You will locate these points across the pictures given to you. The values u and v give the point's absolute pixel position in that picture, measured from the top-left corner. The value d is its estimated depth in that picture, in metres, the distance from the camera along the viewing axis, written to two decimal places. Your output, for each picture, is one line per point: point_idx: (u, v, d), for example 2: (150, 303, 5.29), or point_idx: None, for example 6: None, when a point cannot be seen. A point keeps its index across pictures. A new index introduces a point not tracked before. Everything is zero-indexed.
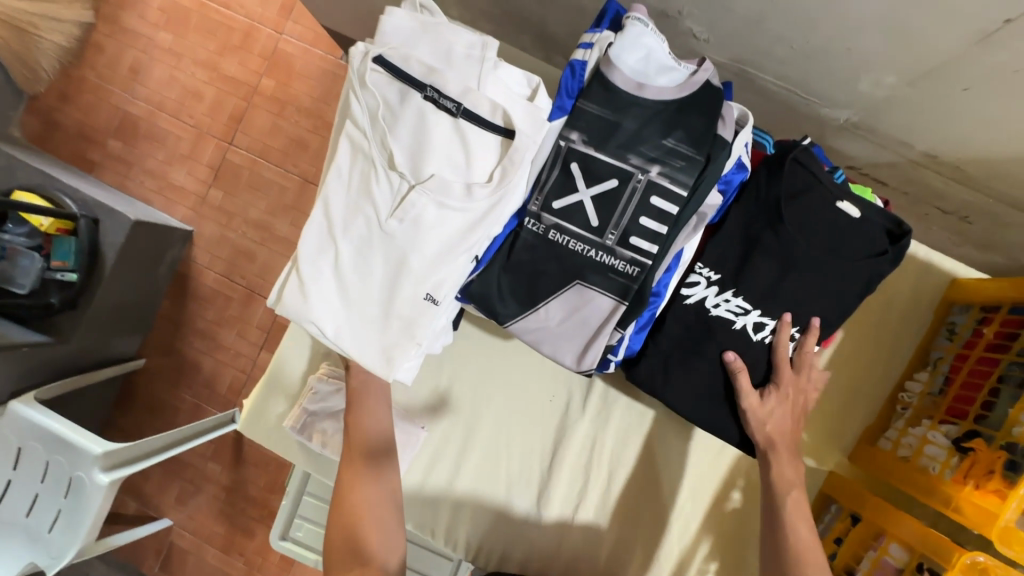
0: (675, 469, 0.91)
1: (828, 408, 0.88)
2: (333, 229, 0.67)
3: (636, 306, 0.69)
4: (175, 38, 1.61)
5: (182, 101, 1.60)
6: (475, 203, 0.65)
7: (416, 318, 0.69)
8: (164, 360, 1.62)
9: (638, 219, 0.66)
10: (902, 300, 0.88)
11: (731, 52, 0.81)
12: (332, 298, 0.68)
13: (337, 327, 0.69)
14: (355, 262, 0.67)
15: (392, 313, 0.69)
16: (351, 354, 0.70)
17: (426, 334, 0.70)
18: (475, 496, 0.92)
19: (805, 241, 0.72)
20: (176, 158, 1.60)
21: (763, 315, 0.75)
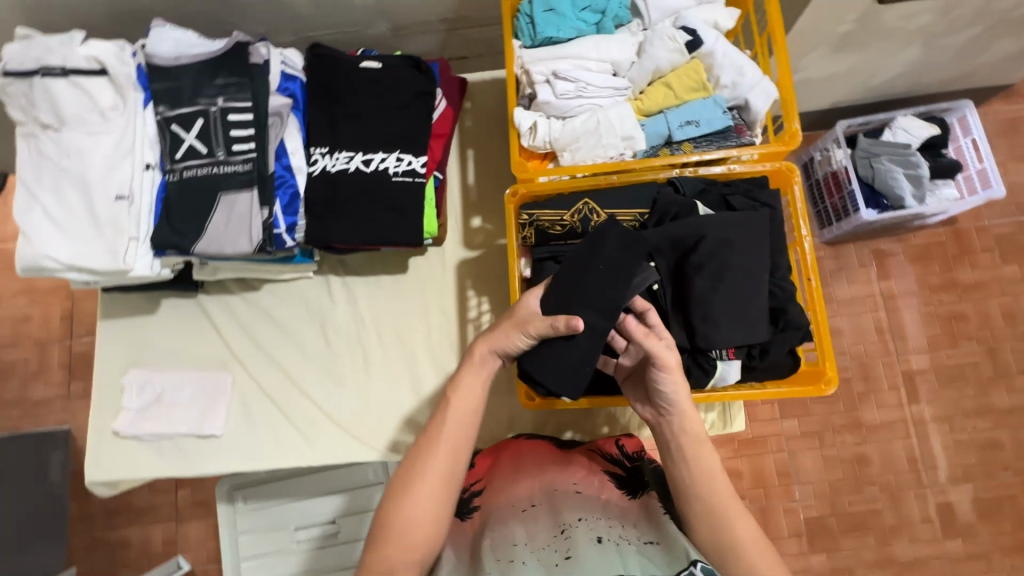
0: (421, 297, 1.15)
1: (491, 198, 1.18)
2: (30, 188, 0.93)
3: (265, 186, 0.97)
4: (20, 282, 2.05)
5: (44, 326, 2.03)
6: (113, 123, 0.94)
7: (117, 214, 0.93)
8: (111, 538, 1.94)
9: (230, 133, 0.96)
10: (498, 108, 1.21)
11: (291, 29, 1.16)
12: (51, 236, 0.92)
13: (68, 252, 0.93)
14: (55, 201, 0.93)
15: (100, 221, 0.93)
16: (86, 265, 0.93)
17: (133, 224, 0.94)
18: (288, 405, 1.12)
19: (361, 97, 1.05)
20: (59, 369, 2.02)
21: (366, 154, 1.04)
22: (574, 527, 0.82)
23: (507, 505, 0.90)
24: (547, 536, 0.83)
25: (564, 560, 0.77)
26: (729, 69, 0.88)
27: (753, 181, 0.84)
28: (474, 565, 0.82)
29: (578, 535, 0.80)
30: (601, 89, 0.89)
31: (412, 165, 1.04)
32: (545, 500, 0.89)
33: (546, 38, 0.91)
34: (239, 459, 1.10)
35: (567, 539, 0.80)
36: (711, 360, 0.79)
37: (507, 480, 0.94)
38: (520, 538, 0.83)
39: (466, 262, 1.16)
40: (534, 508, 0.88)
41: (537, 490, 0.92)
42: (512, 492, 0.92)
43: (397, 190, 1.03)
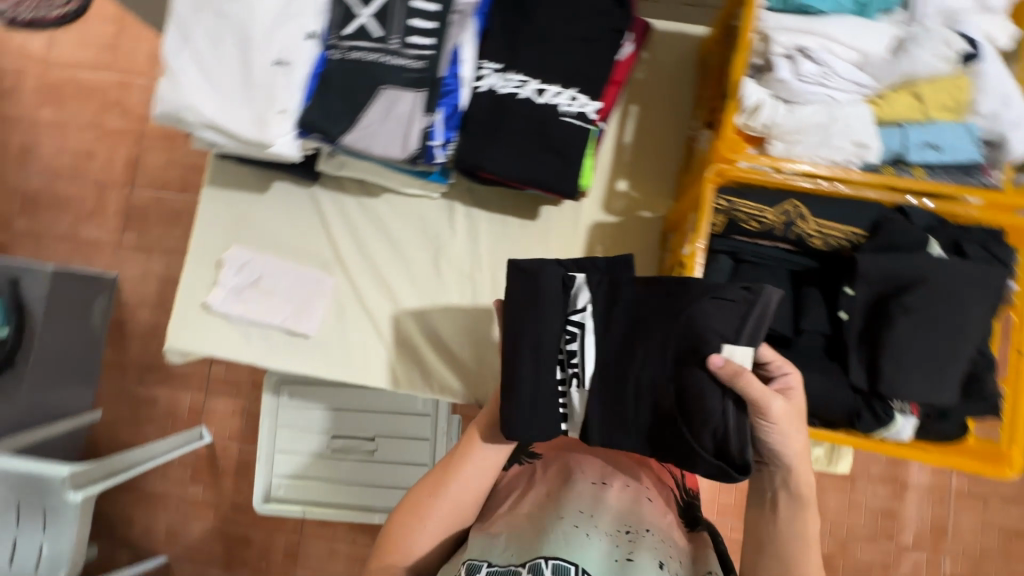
0: (544, 250, 1.07)
1: (643, 164, 1.09)
2: (185, 28, 0.83)
3: (434, 91, 0.87)
4: (79, 114, 1.97)
5: (97, 165, 1.97)
6: None
7: (273, 80, 0.84)
8: (131, 397, 1.95)
9: (411, 21, 0.85)
10: (677, 66, 1.09)
11: None
12: (196, 86, 0.83)
13: (210, 108, 0.83)
14: (209, 49, 0.83)
15: (253, 83, 0.83)
16: (227, 127, 0.84)
17: (285, 95, 0.84)
18: (382, 324, 1.07)
19: (549, 16, 0.93)
20: (104, 214, 1.96)
21: (540, 83, 0.93)
22: (641, 535, 0.76)
23: (572, 477, 0.85)
24: (611, 525, 0.76)
25: (625, 560, 0.71)
26: (994, 96, 0.76)
27: (985, 232, 0.77)
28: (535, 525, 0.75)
29: (644, 546, 0.74)
30: (844, 81, 0.78)
31: (585, 108, 0.93)
32: (619, 489, 0.83)
33: (800, 5, 0.78)
34: (323, 365, 1.06)
35: (629, 540, 0.74)
36: (890, 411, 0.73)
37: (578, 452, 0.90)
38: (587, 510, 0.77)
39: (600, 225, 1.08)
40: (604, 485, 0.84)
41: (608, 469, 0.87)
42: (577, 467, 0.88)
43: (564, 131, 0.93)
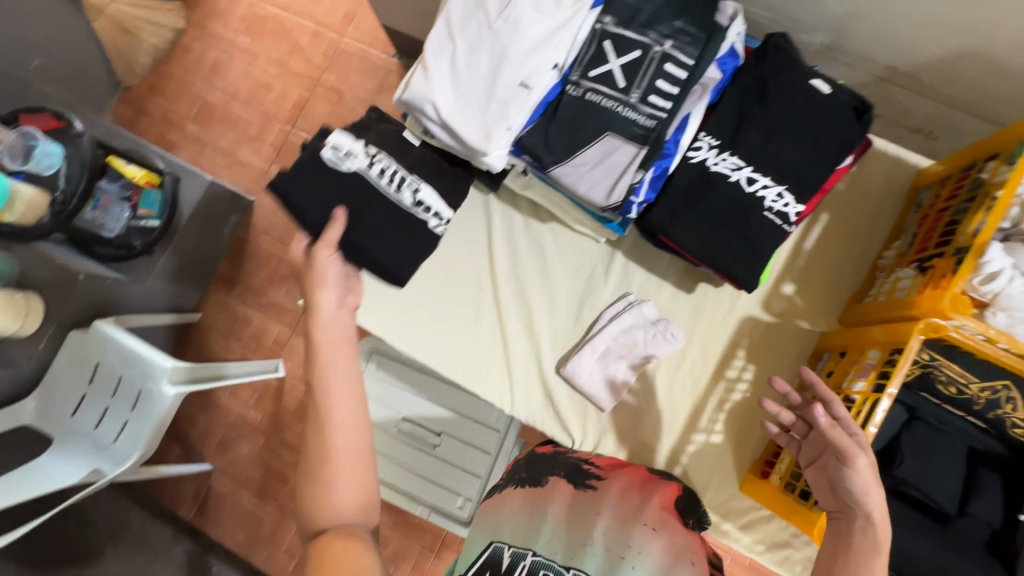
0: (689, 321, 1.06)
1: (816, 275, 1.05)
2: (452, 27, 0.88)
3: (654, 151, 0.88)
4: (252, 41, 2.05)
5: (254, 92, 2.04)
6: (561, 10, 0.87)
7: (512, 100, 0.88)
8: (213, 315, 1.98)
9: (656, 81, 0.87)
10: (882, 188, 1.05)
11: None
12: (442, 84, 0.88)
13: (448, 108, 0.88)
14: (466, 53, 0.88)
15: (493, 97, 0.88)
16: (456, 130, 0.89)
17: (518, 115, 0.88)
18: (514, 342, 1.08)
19: (786, 108, 0.91)
20: (244, 138, 2.03)
21: (753, 172, 0.92)
22: None
23: (628, 513, 0.81)
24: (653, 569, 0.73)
25: None
26: None
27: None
28: (574, 538, 0.76)
29: None
30: None
31: (788, 208, 0.92)
32: (670, 539, 0.77)
33: None
34: (441, 360, 1.08)
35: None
36: None
37: (644, 496, 0.86)
38: (638, 544, 0.75)
39: (754, 320, 1.05)
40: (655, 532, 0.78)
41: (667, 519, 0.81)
42: (638, 507, 0.82)
43: (760, 225, 0.92)
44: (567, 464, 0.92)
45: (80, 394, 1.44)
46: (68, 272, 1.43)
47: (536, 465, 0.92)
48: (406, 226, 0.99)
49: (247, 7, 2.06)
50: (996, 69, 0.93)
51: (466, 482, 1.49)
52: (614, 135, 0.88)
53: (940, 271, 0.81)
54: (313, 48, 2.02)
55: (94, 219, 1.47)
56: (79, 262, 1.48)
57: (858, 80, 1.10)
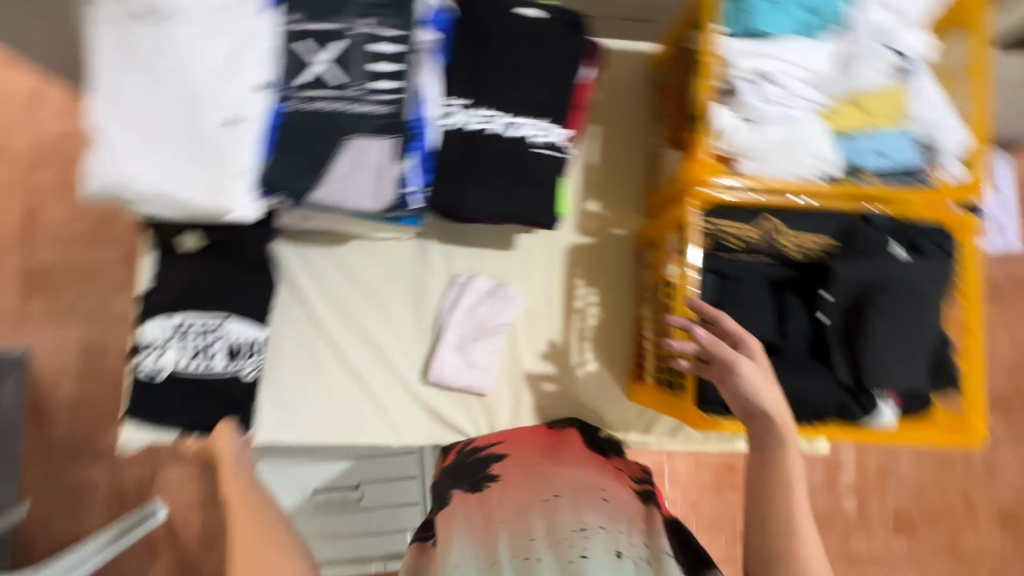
0: (523, 276, 1.06)
1: (611, 183, 1.09)
2: (113, 89, 0.74)
3: (402, 136, 0.83)
4: None
5: None
6: (229, 28, 0.76)
7: (225, 143, 0.77)
8: None
9: (369, 66, 0.81)
10: (630, 83, 1.11)
11: None
12: (136, 158, 0.75)
13: (157, 180, 0.76)
14: (145, 113, 0.75)
15: (203, 149, 0.76)
16: (180, 200, 0.77)
17: (241, 156, 0.78)
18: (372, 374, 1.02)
19: (509, 44, 0.91)
20: None
21: (507, 116, 0.92)
22: (593, 533, 0.77)
23: (533, 491, 0.85)
24: (569, 528, 0.78)
25: (579, 558, 0.72)
26: (932, 106, 0.83)
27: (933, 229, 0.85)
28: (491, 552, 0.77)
29: (597, 543, 0.75)
30: (801, 99, 0.82)
31: (552, 137, 0.95)
32: (571, 498, 0.83)
33: (754, 31, 0.83)
34: (306, 429, 0.99)
35: (584, 539, 0.75)
36: (872, 400, 0.80)
37: (541, 466, 0.91)
38: (540, 528, 0.79)
39: (576, 248, 1.08)
40: (557, 499, 0.83)
41: (563, 482, 0.86)
42: (542, 482, 0.87)
43: (535, 163, 0.94)
44: (466, 469, 0.94)
45: None
46: None
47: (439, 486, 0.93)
48: (228, 385, 0.95)
49: None
50: None
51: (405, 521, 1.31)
52: (355, 136, 0.81)
53: (690, 144, 0.87)
54: None
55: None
56: None
57: None
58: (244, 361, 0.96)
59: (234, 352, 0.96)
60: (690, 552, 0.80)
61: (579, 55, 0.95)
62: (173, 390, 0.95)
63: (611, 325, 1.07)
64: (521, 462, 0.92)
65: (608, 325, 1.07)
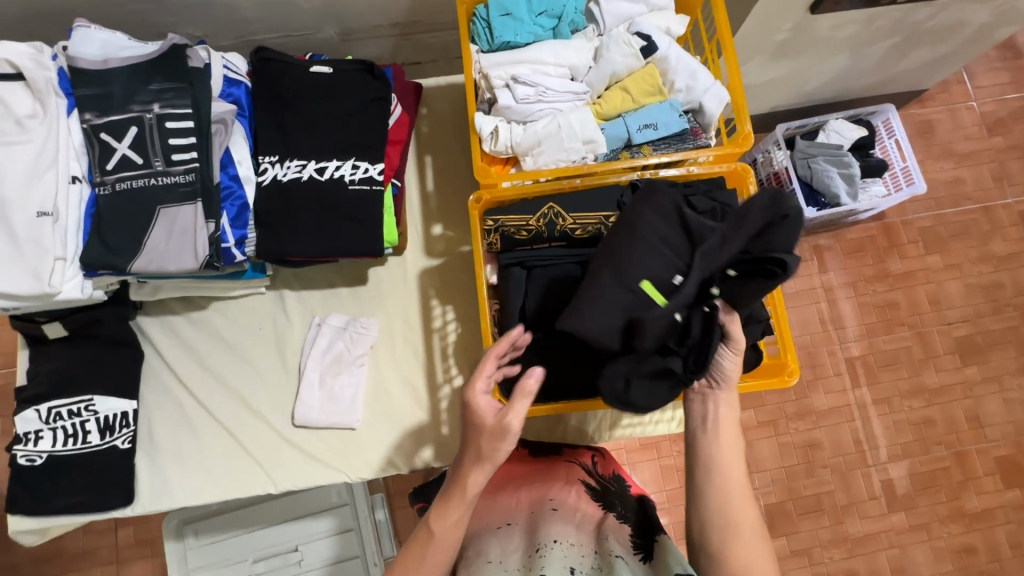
0: (378, 306, 1.10)
1: (451, 206, 1.16)
2: None
3: (209, 198, 0.91)
4: None
5: None
6: (32, 132, 0.85)
7: (39, 233, 0.84)
8: None
9: (168, 141, 0.89)
10: (455, 112, 1.19)
11: (232, 33, 1.11)
12: None
13: None
14: None
15: (19, 241, 0.84)
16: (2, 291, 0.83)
17: (56, 242, 0.85)
18: (245, 427, 1.05)
19: (308, 101, 1.00)
20: None
21: (319, 162, 0.99)
22: (549, 549, 0.85)
23: (484, 524, 0.95)
24: (520, 558, 0.87)
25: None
26: (683, 73, 0.90)
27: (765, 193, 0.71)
28: None
29: (552, 558, 0.83)
30: (560, 94, 0.89)
31: (369, 172, 1.00)
32: (520, 521, 0.94)
33: (504, 43, 0.89)
34: (185, 494, 1.02)
35: (541, 559, 0.84)
36: None
37: (488, 499, 0.99)
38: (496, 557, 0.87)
39: (428, 271, 1.13)
40: (508, 527, 0.93)
41: (513, 507, 0.97)
42: (493, 509, 0.97)
43: (355, 199, 0.99)
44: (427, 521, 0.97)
45: None
46: None
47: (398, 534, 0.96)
48: (101, 460, 0.99)
49: None
50: None
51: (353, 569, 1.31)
52: (164, 205, 0.89)
53: None
54: None
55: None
56: None
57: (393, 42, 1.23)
58: (117, 434, 1.00)
59: (106, 426, 1.00)
60: (647, 529, 0.90)
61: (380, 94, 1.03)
62: (50, 475, 0.98)
63: (471, 338, 1.09)
64: (467, 507, 0.98)
65: (469, 339, 1.09)
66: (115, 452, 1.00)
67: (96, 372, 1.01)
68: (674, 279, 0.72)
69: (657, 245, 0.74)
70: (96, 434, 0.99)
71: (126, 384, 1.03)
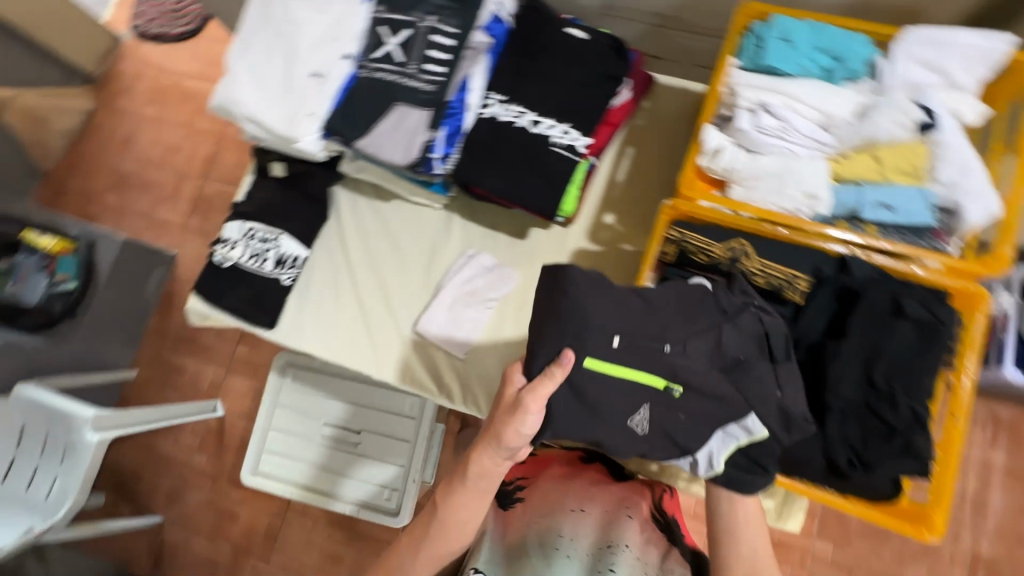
0: (528, 263, 1.15)
1: (632, 201, 1.16)
2: (249, 41, 1.02)
3: (438, 111, 1.00)
4: (157, 108, 2.21)
5: (164, 155, 2.19)
6: (335, 9, 1.01)
7: (308, 90, 1.00)
8: (153, 368, 2.12)
9: (429, 52, 1.00)
10: (674, 117, 1.18)
11: None
12: (245, 87, 1.00)
13: (254, 106, 1.00)
14: (263, 59, 1.01)
15: (291, 91, 1.00)
16: (264, 125, 1.00)
17: (318, 103, 1.01)
18: (378, 310, 1.16)
19: (551, 58, 1.05)
20: (161, 197, 2.17)
21: (537, 116, 1.04)
22: (620, 549, 0.91)
23: (558, 504, 0.98)
24: (592, 544, 0.93)
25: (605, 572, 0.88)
26: (953, 164, 0.79)
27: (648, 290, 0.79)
28: (513, 545, 0.93)
29: (622, 561, 0.89)
30: (803, 137, 0.84)
31: (574, 141, 1.03)
32: (593, 513, 0.97)
33: (767, 69, 0.85)
34: (310, 342, 1.16)
35: (611, 556, 0.90)
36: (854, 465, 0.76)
37: (562, 484, 1.02)
38: (569, 534, 0.93)
39: (584, 251, 1.15)
40: (581, 513, 0.97)
41: (586, 497, 0.99)
42: (566, 491, 1.00)
43: (553, 160, 1.03)
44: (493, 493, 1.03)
45: (9, 459, 1.48)
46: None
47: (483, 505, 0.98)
48: (265, 285, 1.17)
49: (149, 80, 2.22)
50: None
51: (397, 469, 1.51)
52: (402, 103, 1.00)
53: None
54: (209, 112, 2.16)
55: (16, 290, 1.66)
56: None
57: (644, 31, 1.25)
58: (284, 271, 1.18)
59: (279, 261, 1.18)
60: None
61: (615, 76, 1.05)
62: (230, 279, 1.19)
63: None
64: (539, 483, 1.03)
65: None
66: (276, 284, 1.17)
67: (291, 215, 1.19)
68: (614, 341, 0.72)
69: (585, 323, 0.73)
70: (271, 263, 1.18)
71: (306, 235, 1.19)
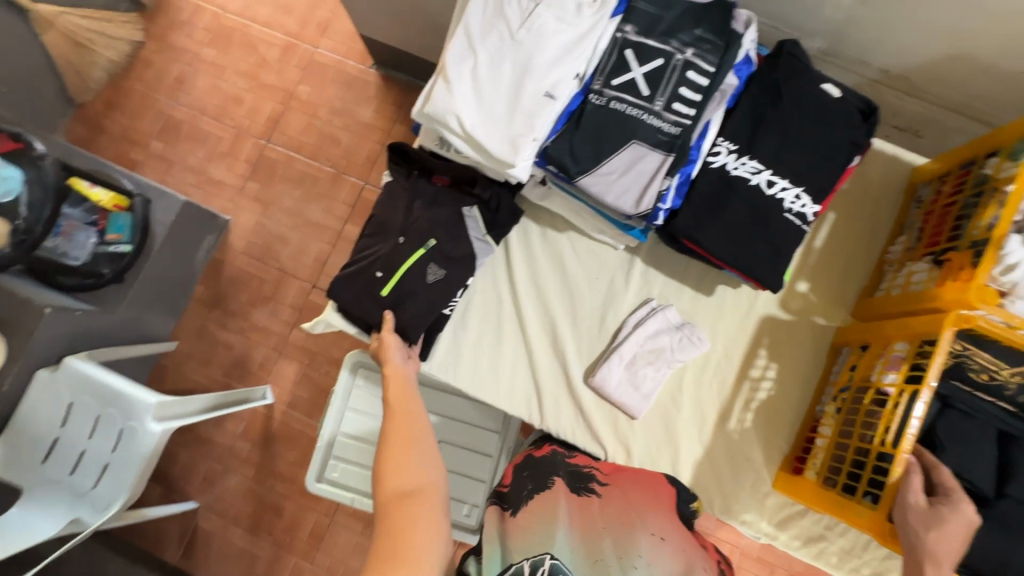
0: (712, 324, 1.07)
1: (828, 271, 1.08)
2: (474, 40, 0.86)
3: (680, 157, 0.89)
4: (219, 53, 1.69)
5: (224, 107, 1.67)
6: (582, 21, 0.87)
7: (537, 110, 0.86)
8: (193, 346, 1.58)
9: (679, 89, 0.88)
10: (883, 187, 1.10)
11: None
12: (464, 95, 0.85)
13: (473, 119, 0.85)
14: (490, 65, 0.86)
15: (517, 109, 0.85)
16: (480, 142, 0.86)
17: (544, 125, 0.86)
18: (544, 354, 1.06)
19: (798, 110, 0.94)
20: (216, 154, 1.65)
21: (773, 174, 0.94)
22: None
23: (638, 516, 0.83)
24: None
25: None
26: None
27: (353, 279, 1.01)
28: (579, 537, 0.79)
29: None
30: None
31: (805, 208, 0.94)
32: (675, 543, 0.79)
33: None
34: (467, 380, 1.05)
35: None
36: None
37: (641, 494, 0.88)
38: (644, 553, 0.77)
39: (773, 319, 1.07)
40: (658, 538, 0.80)
41: (668, 524, 0.83)
42: (644, 511, 0.84)
43: (784, 227, 0.94)
44: (564, 469, 0.92)
45: (52, 438, 1.13)
46: (28, 306, 1.10)
47: (538, 469, 0.91)
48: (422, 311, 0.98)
49: (209, 16, 1.70)
50: (983, 69, 0.99)
51: (473, 490, 1.16)
52: (639, 142, 0.88)
53: (958, 265, 0.85)
54: (286, 61, 1.68)
55: (55, 247, 1.22)
56: (32, 292, 1.17)
57: (854, 82, 1.15)
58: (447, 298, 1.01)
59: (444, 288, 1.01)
60: None
61: (861, 143, 0.95)
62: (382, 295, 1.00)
63: (779, 404, 1.04)
64: (618, 480, 0.92)
65: (777, 407, 1.04)
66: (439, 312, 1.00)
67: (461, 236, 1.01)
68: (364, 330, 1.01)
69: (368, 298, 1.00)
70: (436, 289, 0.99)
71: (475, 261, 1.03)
